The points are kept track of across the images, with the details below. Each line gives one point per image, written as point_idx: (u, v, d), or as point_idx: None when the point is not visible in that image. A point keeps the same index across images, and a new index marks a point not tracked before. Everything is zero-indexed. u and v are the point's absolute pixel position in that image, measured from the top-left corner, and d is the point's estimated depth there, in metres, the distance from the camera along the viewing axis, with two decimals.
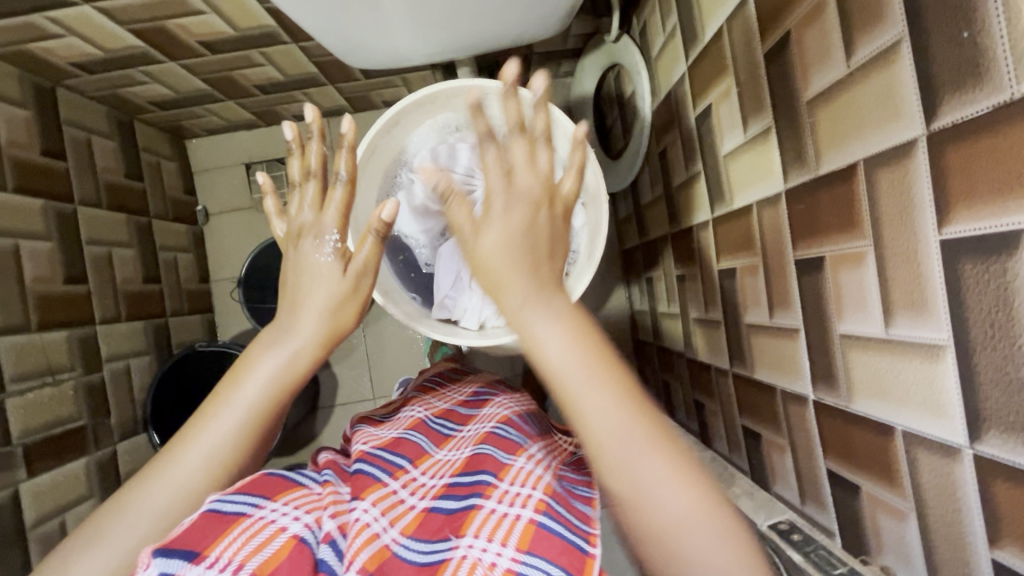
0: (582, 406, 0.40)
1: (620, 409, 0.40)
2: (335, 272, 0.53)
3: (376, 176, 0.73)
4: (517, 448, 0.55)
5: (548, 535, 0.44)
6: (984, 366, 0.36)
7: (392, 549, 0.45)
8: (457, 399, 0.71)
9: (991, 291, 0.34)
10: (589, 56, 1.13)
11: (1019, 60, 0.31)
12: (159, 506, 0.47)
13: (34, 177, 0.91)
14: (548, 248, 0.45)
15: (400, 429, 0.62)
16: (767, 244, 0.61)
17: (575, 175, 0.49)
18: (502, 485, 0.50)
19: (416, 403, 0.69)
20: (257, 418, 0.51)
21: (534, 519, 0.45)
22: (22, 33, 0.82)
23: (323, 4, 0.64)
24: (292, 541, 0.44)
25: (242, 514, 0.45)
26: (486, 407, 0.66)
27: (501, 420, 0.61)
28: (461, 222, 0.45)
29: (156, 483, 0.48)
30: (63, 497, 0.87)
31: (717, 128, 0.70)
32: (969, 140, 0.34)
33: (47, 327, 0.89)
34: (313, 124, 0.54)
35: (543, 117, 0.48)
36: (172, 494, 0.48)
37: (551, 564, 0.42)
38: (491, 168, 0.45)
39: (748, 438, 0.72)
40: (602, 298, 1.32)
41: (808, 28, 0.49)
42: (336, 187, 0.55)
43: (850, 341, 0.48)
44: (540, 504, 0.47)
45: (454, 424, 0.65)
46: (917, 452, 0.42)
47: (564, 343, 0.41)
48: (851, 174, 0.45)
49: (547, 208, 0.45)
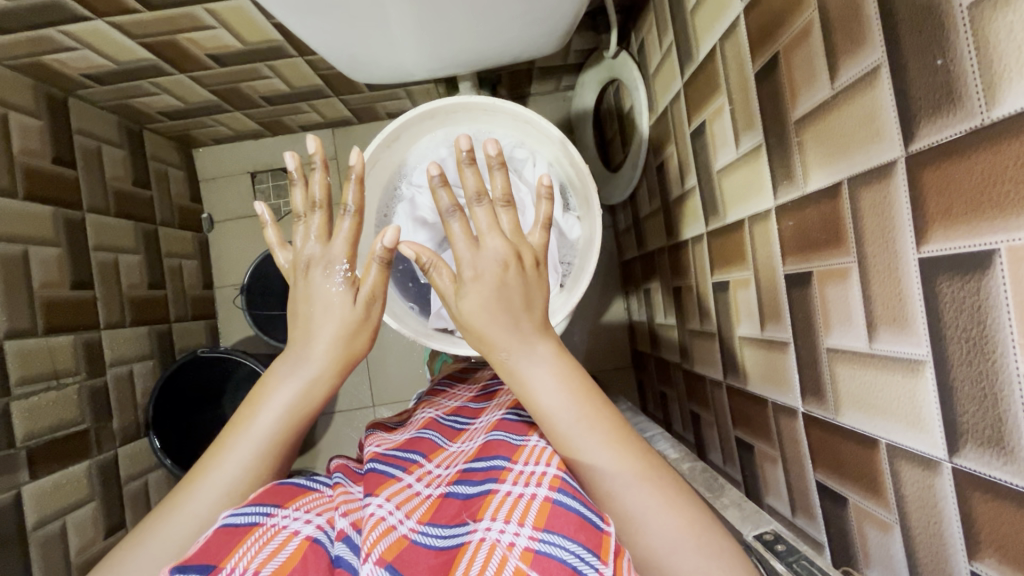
0: (572, 441, 0.48)
1: (606, 443, 0.48)
2: (347, 301, 0.56)
3: (375, 189, 0.75)
4: (529, 428, 0.55)
5: (566, 512, 0.43)
6: (962, 380, 0.37)
7: (409, 538, 0.47)
8: (468, 396, 0.73)
9: (967, 308, 0.35)
10: (589, 71, 1.15)
11: (989, 89, 0.32)
12: (178, 537, 0.48)
13: (44, 185, 0.93)
14: (523, 302, 0.52)
15: (413, 430, 0.66)
16: (758, 258, 0.62)
17: (541, 228, 0.58)
18: (516, 467, 0.50)
19: (427, 405, 0.73)
20: (275, 447, 0.53)
21: (550, 497, 0.45)
22: (37, 46, 0.85)
23: (329, 22, 0.66)
24: (307, 542, 0.45)
25: (255, 523, 0.45)
26: (495, 399, 0.68)
27: (510, 405, 0.61)
28: (445, 288, 0.54)
29: (175, 516, 0.49)
30: (65, 500, 0.88)
31: (711, 144, 0.72)
32: (944, 162, 0.36)
33: (53, 332, 0.91)
34: (316, 154, 0.59)
35: (500, 181, 0.56)
36: (193, 526, 0.49)
37: (570, 540, 0.41)
38: (459, 237, 0.53)
39: (742, 449, 0.72)
40: (601, 308, 1.33)
41: (796, 51, 0.50)
42: (345, 219, 0.58)
43: (837, 355, 0.50)
44: (554, 481, 0.46)
45: (466, 418, 0.68)
46: (900, 464, 0.43)
47: (552, 386, 0.50)
48: (836, 192, 0.47)
49: (516, 267, 0.52)
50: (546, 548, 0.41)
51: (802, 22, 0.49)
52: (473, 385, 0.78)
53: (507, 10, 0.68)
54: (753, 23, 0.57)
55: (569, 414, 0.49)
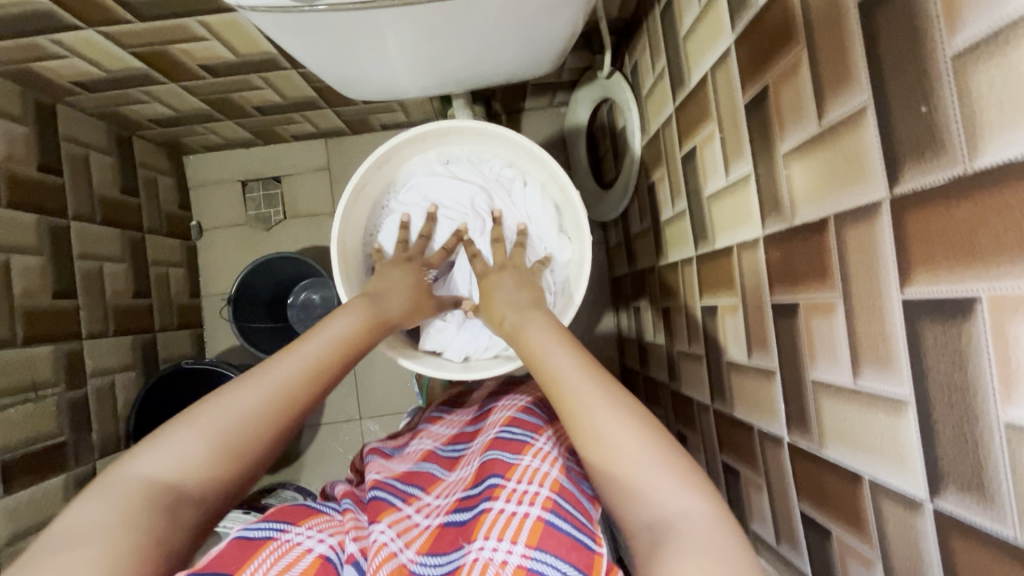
0: (549, 362, 0.54)
1: (577, 368, 0.52)
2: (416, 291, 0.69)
3: (362, 226, 0.75)
4: (522, 447, 0.56)
5: (558, 532, 0.47)
6: (943, 425, 0.37)
7: (409, 568, 0.49)
8: (466, 420, 0.73)
9: (949, 351, 0.35)
10: (583, 89, 1.16)
11: (970, 140, 0.33)
12: (253, 406, 0.50)
13: (29, 192, 0.91)
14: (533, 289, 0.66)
15: (412, 462, 0.66)
16: (746, 285, 0.63)
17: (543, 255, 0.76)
18: (509, 484, 0.51)
19: (426, 434, 0.73)
20: (336, 356, 0.57)
21: (542, 516, 0.47)
22: (25, 53, 0.84)
23: (323, 43, 0.66)
24: (319, 560, 0.47)
25: (270, 537, 0.47)
26: (491, 416, 0.68)
27: (506, 421, 0.61)
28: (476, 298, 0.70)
29: (253, 389, 0.51)
30: (38, 515, 0.86)
31: (702, 170, 0.72)
32: (926, 208, 0.36)
33: (33, 342, 0.89)
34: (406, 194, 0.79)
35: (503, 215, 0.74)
36: (265, 402, 0.51)
37: (561, 560, 0.44)
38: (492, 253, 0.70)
39: (728, 474, 0.72)
40: (591, 324, 1.33)
41: (784, 84, 0.51)
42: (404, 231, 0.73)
43: (822, 388, 0.50)
44: (547, 502, 0.49)
45: (464, 444, 0.67)
46: (882, 502, 0.43)
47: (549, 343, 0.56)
48: (823, 228, 0.47)
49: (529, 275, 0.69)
50: (538, 566, 0.44)
51: (790, 59, 0.49)
52: (469, 409, 0.77)
53: (501, 35, 0.69)
54: (742, 56, 0.58)
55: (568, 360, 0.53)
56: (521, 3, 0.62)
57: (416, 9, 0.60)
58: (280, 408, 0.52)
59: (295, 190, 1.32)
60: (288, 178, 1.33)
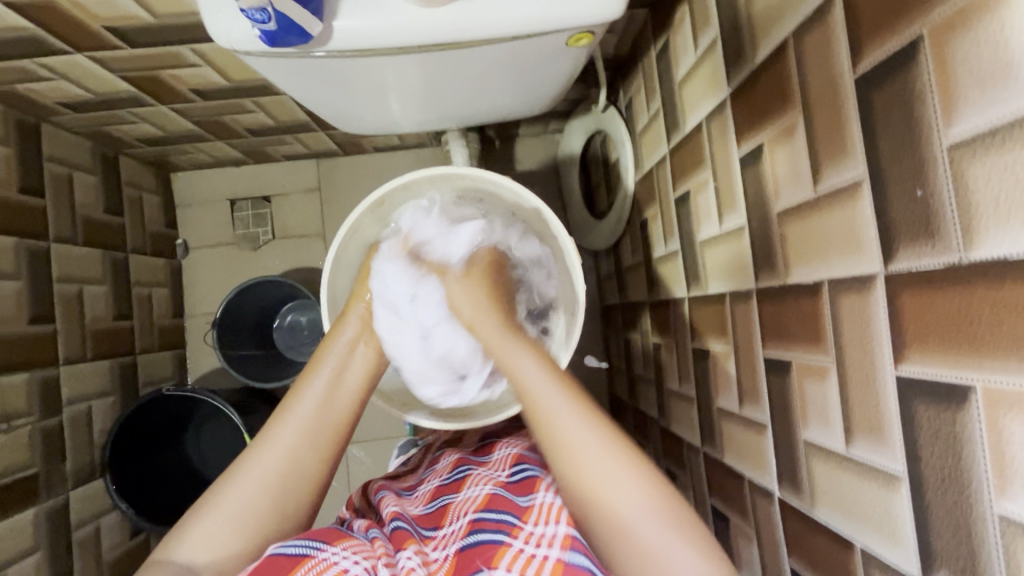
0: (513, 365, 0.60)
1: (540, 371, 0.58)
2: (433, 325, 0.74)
3: (352, 278, 0.77)
4: (533, 485, 0.60)
5: (578, 568, 0.48)
6: (936, 505, 0.37)
7: None
8: (466, 450, 0.77)
9: (943, 437, 0.36)
10: (577, 119, 1.17)
11: (966, 231, 0.33)
12: (264, 467, 0.57)
13: (8, 215, 0.89)
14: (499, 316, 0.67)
15: (422, 501, 0.68)
16: (738, 336, 0.63)
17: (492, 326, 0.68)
18: (527, 525, 0.54)
19: (432, 469, 0.76)
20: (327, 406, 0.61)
21: (562, 557, 0.49)
22: (9, 75, 0.82)
23: (318, 85, 0.65)
24: None
25: (307, 555, 0.49)
26: (497, 452, 0.72)
27: (514, 460, 0.67)
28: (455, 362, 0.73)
29: (264, 447, 0.58)
30: (7, 550, 0.82)
31: (695, 216, 0.73)
32: (922, 289, 0.36)
33: (8, 371, 0.86)
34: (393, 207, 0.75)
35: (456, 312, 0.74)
36: (279, 455, 0.58)
37: None
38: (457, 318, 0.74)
39: (717, 519, 0.72)
40: (581, 352, 1.33)
41: (779, 146, 0.51)
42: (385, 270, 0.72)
43: (814, 450, 0.49)
44: (566, 541, 0.50)
45: (470, 465, 0.70)
46: (874, 572, 0.43)
47: (538, 378, 0.57)
48: (817, 291, 0.47)
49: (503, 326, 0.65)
50: None
51: (787, 120, 0.50)
52: (467, 445, 0.80)
53: (499, 80, 0.69)
54: (738, 110, 0.58)
55: (554, 404, 0.55)
56: (520, 53, 0.62)
57: (419, 56, 0.60)
58: (287, 468, 0.58)
59: (285, 210, 1.31)
60: (277, 199, 1.31)
